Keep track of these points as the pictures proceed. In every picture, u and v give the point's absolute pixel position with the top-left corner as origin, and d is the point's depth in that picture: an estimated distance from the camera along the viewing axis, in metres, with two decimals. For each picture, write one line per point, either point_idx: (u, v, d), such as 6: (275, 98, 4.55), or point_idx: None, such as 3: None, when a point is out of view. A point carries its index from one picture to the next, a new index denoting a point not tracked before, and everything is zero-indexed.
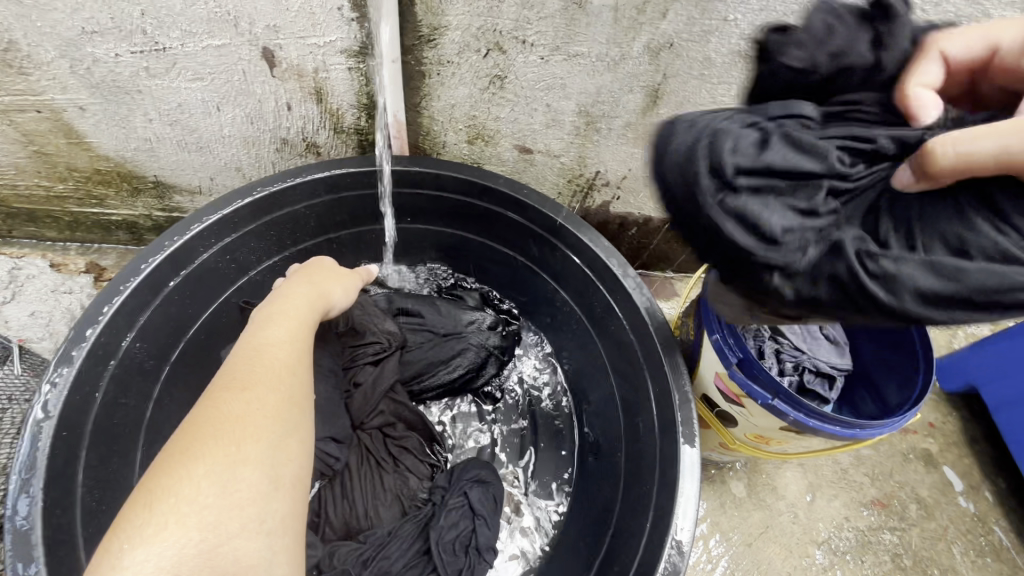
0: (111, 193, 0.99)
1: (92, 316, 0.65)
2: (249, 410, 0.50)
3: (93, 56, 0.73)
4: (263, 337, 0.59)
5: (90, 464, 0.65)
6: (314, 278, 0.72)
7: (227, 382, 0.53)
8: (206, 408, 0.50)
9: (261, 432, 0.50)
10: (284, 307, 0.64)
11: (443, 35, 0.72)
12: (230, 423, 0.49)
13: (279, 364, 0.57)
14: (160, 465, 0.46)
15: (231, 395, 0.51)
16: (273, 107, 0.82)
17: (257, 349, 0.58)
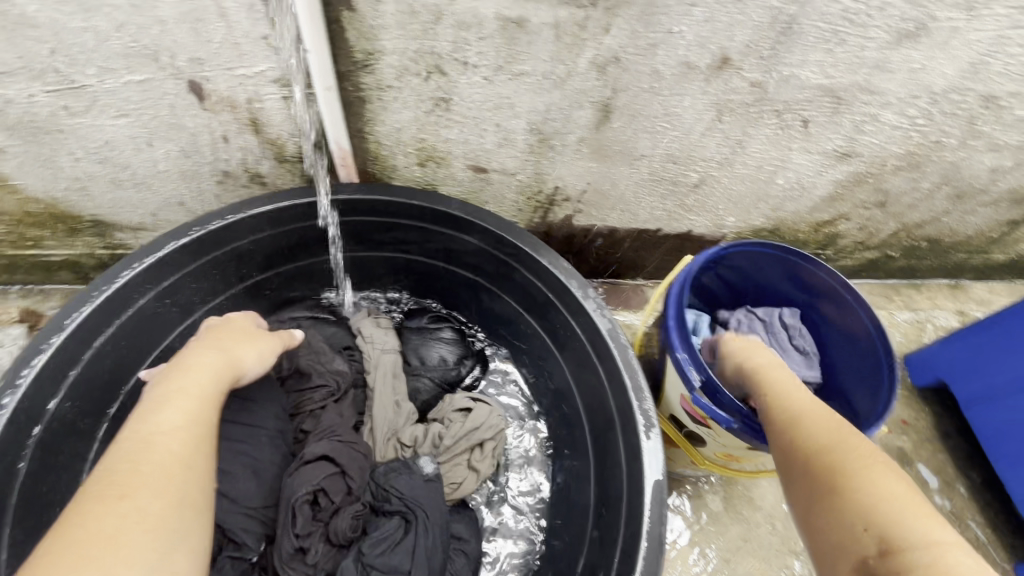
0: (46, 234, 0.94)
1: (10, 381, 0.60)
2: (125, 525, 0.42)
3: (5, 97, 0.68)
4: (152, 426, 0.51)
5: (18, 539, 0.61)
6: (228, 347, 0.65)
7: (101, 488, 0.44)
8: (72, 526, 0.41)
9: (143, 555, 0.41)
10: (181, 383, 0.57)
11: (379, 60, 0.69)
12: (98, 546, 0.40)
13: (171, 457, 0.48)
14: None
15: (104, 509, 0.42)
16: (209, 140, 0.78)
17: (143, 441, 0.49)
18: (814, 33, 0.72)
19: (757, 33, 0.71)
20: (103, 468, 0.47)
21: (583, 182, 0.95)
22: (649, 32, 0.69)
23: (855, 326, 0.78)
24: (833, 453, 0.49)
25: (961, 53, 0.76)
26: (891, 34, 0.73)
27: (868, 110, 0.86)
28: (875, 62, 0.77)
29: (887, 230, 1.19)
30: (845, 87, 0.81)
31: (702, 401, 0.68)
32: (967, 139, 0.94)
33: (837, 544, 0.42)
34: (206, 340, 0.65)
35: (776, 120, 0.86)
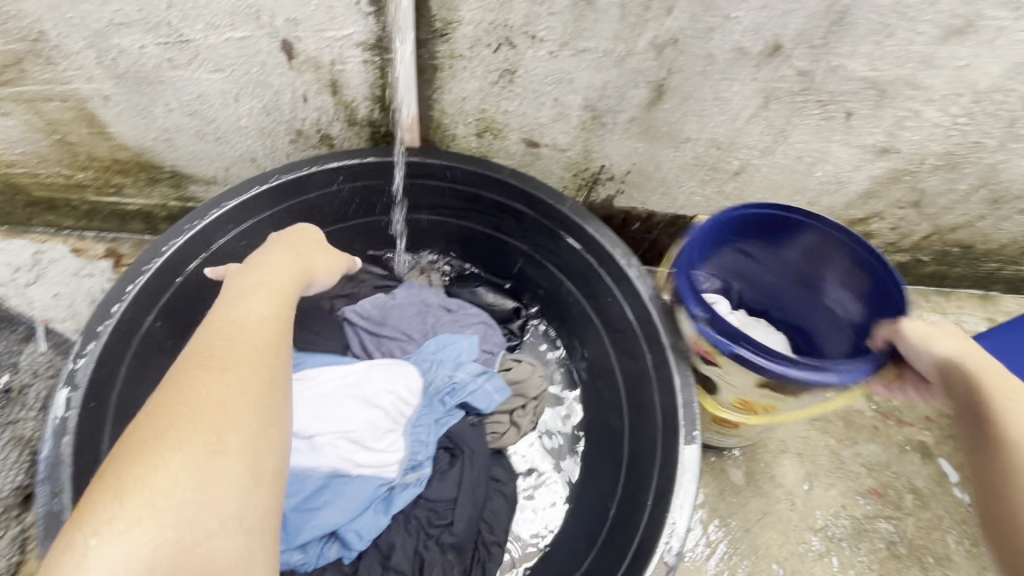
0: (128, 182, 1.02)
1: (117, 294, 0.68)
2: (228, 394, 0.50)
3: (119, 47, 0.76)
4: (242, 312, 0.58)
5: (115, 436, 0.68)
6: (297, 250, 0.71)
7: (203, 359, 0.52)
8: (182, 388, 0.49)
9: (247, 420, 0.49)
10: (265, 279, 0.63)
11: (455, 30, 0.75)
12: (208, 409, 0.48)
13: (263, 339, 0.56)
14: (127, 456, 0.44)
15: (211, 375, 0.50)
16: (290, 99, 0.85)
17: (235, 323, 0.56)
18: (865, 25, 0.76)
19: (810, 21, 0.75)
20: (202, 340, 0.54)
21: (629, 162, 1.00)
22: (708, 16, 0.74)
23: (862, 262, 0.80)
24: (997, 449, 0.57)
25: (1007, 52, 0.79)
26: (940, 30, 0.77)
27: (910, 106, 0.90)
28: (921, 56, 0.81)
29: (921, 231, 1.21)
30: (890, 80, 0.85)
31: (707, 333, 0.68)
32: (1006, 141, 0.96)
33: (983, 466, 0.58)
34: (277, 244, 0.71)
35: (820, 111, 0.90)
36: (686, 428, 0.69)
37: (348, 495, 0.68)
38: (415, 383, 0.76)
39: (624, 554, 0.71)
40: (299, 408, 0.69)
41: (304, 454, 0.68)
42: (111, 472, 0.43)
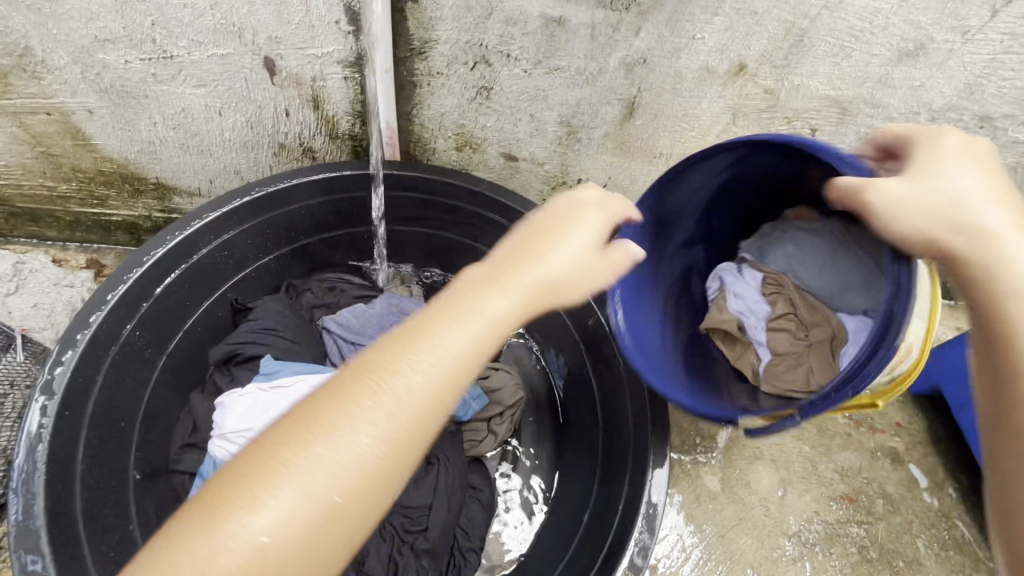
0: (112, 193, 1.03)
1: (96, 303, 0.69)
2: (385, 438, 0.41)
3: (104, 62, 0.78)
4: (468, 321, 0.45)
5: (91, 443, 0.68)
6: (562, 251, 0.52)
7: (378, 375, 0.42)
8: (339, 406, 0.41)
9: (360, 488, 0.40)
10: (515, 283, 0.48)
11: (433, 48, 0.78)
12: (355, 451, 0.40)
13: (431, 385, 0.43)
14: (262, 463, 0.39)
15: (376, 409, 0.41)
16: (272, 113, 0.87)
17: (430, 344, 0.44)
18: (823, 47, 0.80)
19: (771, 43, 0.79)
20: (395, 339, 0.45)
21: (605, 176, 1.03)
22: (674, 37, 0.78)
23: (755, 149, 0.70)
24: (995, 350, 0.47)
25: (958, 73, 0.84)
26: (893, 52, 0.81)
27: (871, 124, 0.94)
28: (878, 77, 0.85)
29: None
30: (850, 99, 0.89)
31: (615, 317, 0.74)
32: (964, 157, 1.01)
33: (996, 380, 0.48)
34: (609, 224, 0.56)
35: (787, 127, 0.94)
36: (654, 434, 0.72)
37: None
38: None
39: (595, 558, 0.73)
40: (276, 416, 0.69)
41: None
42: (228, 478, 0.39)
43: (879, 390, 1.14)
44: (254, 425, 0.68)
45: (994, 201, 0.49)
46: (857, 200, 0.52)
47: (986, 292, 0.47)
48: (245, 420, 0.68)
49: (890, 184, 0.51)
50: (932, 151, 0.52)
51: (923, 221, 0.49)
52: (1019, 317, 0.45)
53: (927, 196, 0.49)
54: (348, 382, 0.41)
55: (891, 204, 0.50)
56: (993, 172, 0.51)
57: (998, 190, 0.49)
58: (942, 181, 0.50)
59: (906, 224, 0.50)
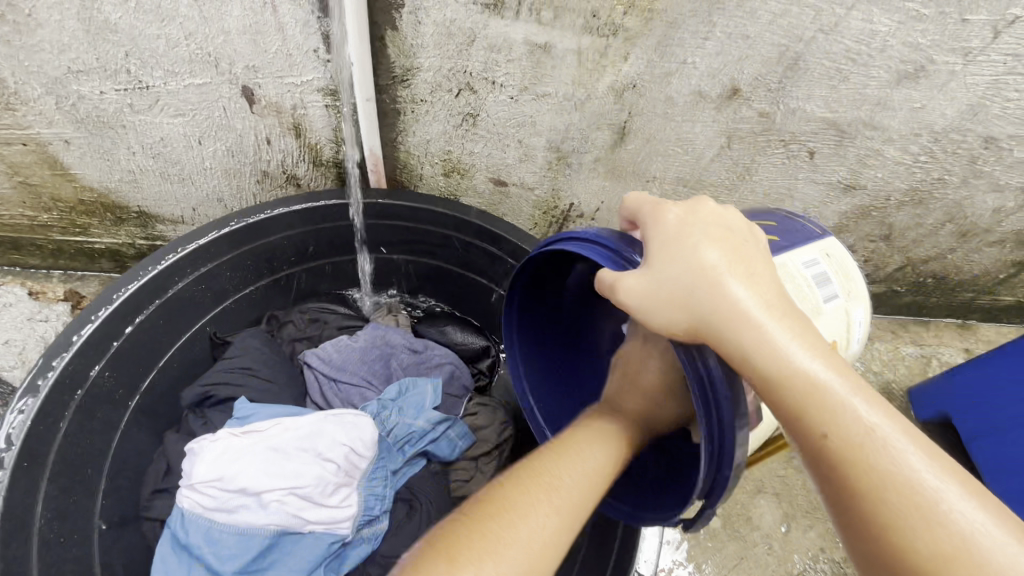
0: (94, 222, 1.01)
1: (62, 345, 0.66)
2: (558, 532, 0.48)
3: (78, 93, 0.76)
4: (597, 440, 0.57)
5: (52, 495, 0.65)
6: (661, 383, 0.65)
7: (540, 474, 0.52)
8: (526, 494, 0.50)
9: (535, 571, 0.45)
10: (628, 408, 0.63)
11: (415, 76, 0.75)
12: (537, 540, 0.47)
13: (589, 488, 0.53)
14: (475, 533, 0.46)
15: (549, 497, 0.50)
16: (253, 142, 0.85)
17: (577, 455, 0.55)
18: (819, 70, 0.77)
19: (765, 67, 0.76)
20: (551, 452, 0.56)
21: (597, 200, 1.00)
22: (664, 62, 0.75)
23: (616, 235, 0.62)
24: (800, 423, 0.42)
25: (960, 95, 0.81)
26: (892, 74, 0.78)
27: (871, 146, 0.91)
28: (877, 99, 0.82)
29: (894, 264, 1.22)
30: (849, 121, 0.86)
31: None
32: (969, 178, 0.97)
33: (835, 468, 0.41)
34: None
35: (783, 150, 0.91)
36: None
37: (297, 556, 0.66)
38: (369, 435, 0.73)
39: None
40: (246, 463, 0.67)
41: (251, 511, 0.65)
42: (456, 544, 0.45)
43: None
44: (226, 473, 0.66)
45: (744, 269, 0.47)
46: (612, 295, 0.49)
47: (766, 377, 0.43)
48: (217, 469, 0.66)
49: (632, 277, 0.48)
50: (656, 232, 0.50)
51: (675, 307, 0.46)
52: (821, 394, 0.41)
53: (664, 280, 0.47)
54: (528, 478, 0.51)
55: (640, 299, 0.47)
56: (726, 239, 0.49)
57: (730, 257, 0.47)
58: (688, 254, 0.47)
59: (662, 315, 0.47)
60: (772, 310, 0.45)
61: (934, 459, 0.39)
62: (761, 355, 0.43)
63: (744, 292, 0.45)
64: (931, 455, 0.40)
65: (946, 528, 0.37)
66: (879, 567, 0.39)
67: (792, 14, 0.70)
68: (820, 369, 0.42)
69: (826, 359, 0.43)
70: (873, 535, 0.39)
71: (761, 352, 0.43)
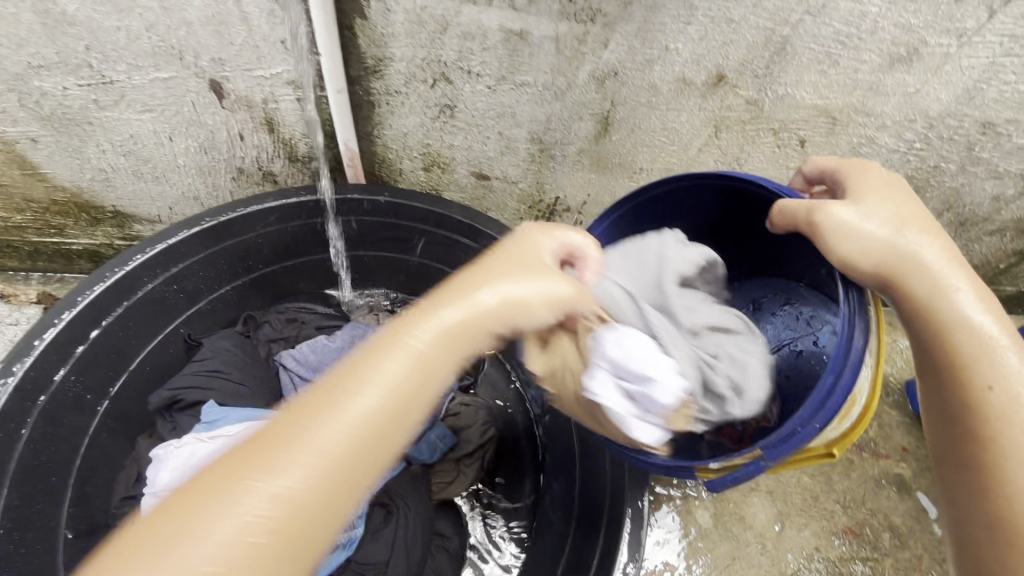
0: (70, 222, 0.99)
1: (23, 350, 0.64)
2: (301, 495, 0.37)
3: (41, 89, 0.74)
4: (383, 359, 0.42)
5: (13, 504, 0.63)
6: (512, 286, 0.49)
7: (294, 419, 0.40)
8: (280, 442, 0.38)
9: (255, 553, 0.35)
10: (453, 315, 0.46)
11: (388, 66, 0.73)
12: (255, 505, 0.36)
13: (389, 405, 0.41)
14: (187, 515, 0.36)
15: (287, 451, 0.38)
16: (225, 138, 0.82)
17: (347, 387, 0.41)
18: (807, 54, 0.74)
19: (750, 51, 0.74)
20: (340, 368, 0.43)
21: (584, 193, 0.97)
22: (646, 48, 0.72)
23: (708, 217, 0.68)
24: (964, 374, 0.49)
25: (955, 78, 0.78)
26: (883, 58, 0.75)
27: (864, 133, 0.88)
28: (869, 84, 0.79)
29: None
30: (840, 108, 0.83)
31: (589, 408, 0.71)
32: (966, 165, 0.94)
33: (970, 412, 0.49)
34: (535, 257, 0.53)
35: (773, 139, 0.88)
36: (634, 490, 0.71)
37: None
38: None
39: None
40: None
41: None
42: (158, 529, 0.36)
43: (884, 414, 1.07)
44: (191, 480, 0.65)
45: (932, 232, 0.52)
46: (813, 217, 0.53)
47: (934, 331, 0.51)
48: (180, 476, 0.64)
49: (837, 209, 0.52)
50: (863, 184, 0.56)
51: (873, 248, 0.51)
52: (966, 343, 0.49)
53: (873, 214, 0.52)
54: (277, 430, 0.39)
55: (845, 222, 0.52)
56: (912, 203, 0.55)
57: (926, 220, 0.53)
58: (892, 203, 0.53)
59: (861, 250, 0.52)
60: (954, 264, 0.52)
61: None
62: (950, 306, 0.50)
63: (928, 247, 0.51)
64: None
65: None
66: (994, 526, 0.48)
67: None
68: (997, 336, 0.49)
69: (1010, 334, 0.50)
70: (1002, 500, 0.47)
71: (952, 300, 0.50)
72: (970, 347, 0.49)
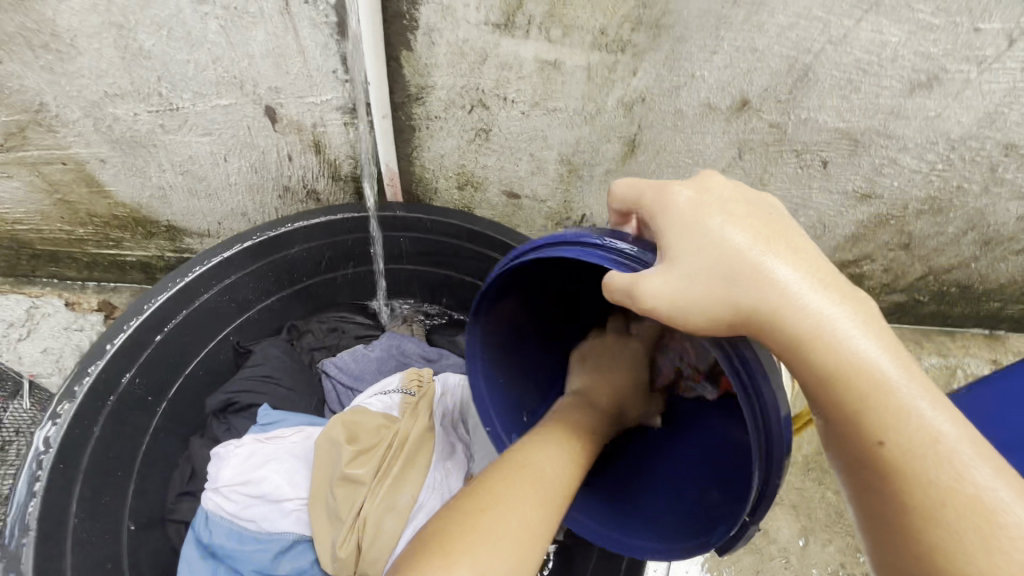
0: (126, 236, 1.06)
1: (97, 353, 0.70)
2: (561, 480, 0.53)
3: (114, 115, 0.81)
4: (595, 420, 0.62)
5: (84, 496, 0.68)
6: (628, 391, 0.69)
7: (553, 430, 0.58)
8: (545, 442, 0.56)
9: (544, 521, 0.49)
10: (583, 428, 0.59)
11: (430, 93, 0.78)
12: (531, 470, 0.52)
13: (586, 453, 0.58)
14: (509, 469, 0.52)
15: (547, 444, 0.56)
16: (276, 158, 0.88)
17: (573, 424, 0.60)
18: (830, 80, 0.78)
19: (774, 78, 0.77)
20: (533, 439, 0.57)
21: (610, 210, 1.01)
22: (673, 75, 0.77)
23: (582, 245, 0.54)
24: (864, 417, 0.40)
25: (976, 103, 0.80)
26: (903, 84, 0.78)
27: (886, 154, 0.90)
28: (889, 108, 0.82)
29: (914, 273, 1.19)
30: (862, 131, 0.86)
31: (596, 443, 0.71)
32: (990, 186, 0.95)
33: (891, 461, 0.40)
34: (557, 428, 0.58)
35: (796, 160, 0.91)
36: None
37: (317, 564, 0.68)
38: None
39: None
40: (272, 471, 0.70)
41: (274, 519, 0.68)
42: (497, 473, 0.52)
43: None
44: (252, 478, 0.70)
45: (773, 249, 0.43)
46: (631, 301, 0.44)
47: (821, 371, 0.41)
48: (243, 473, 0.70)
49: (654, 278, 0.43)
50: (664, 216, 0.46)
51: (711, 313, 0.43)
52: (861, 383, 0.40)
53: (691, 270, 0.43)
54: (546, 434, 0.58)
55: (665, 297, 0.43)
56: (754, 216, 0.46)
57: (765, 235, 0.44)
58: (713, 237, 0.43)
59: (695, 314, 0.43)
60: (825, 286, 0.43)
61: (999, 475, 0.39)
62: (823, 343, 0.41)
63: (785, 273, 0.42)
64: (981, 446, 0.40)
65: (1008, 553, 0.37)
66: None
67: (801, 26, 0.70)
68: (890, 369, 0.41)
69: (899, 359, 0.41)
70: (937, 565, 0.38)
71: (824, 336, 0.41)
72: (863, 383, 0.40)
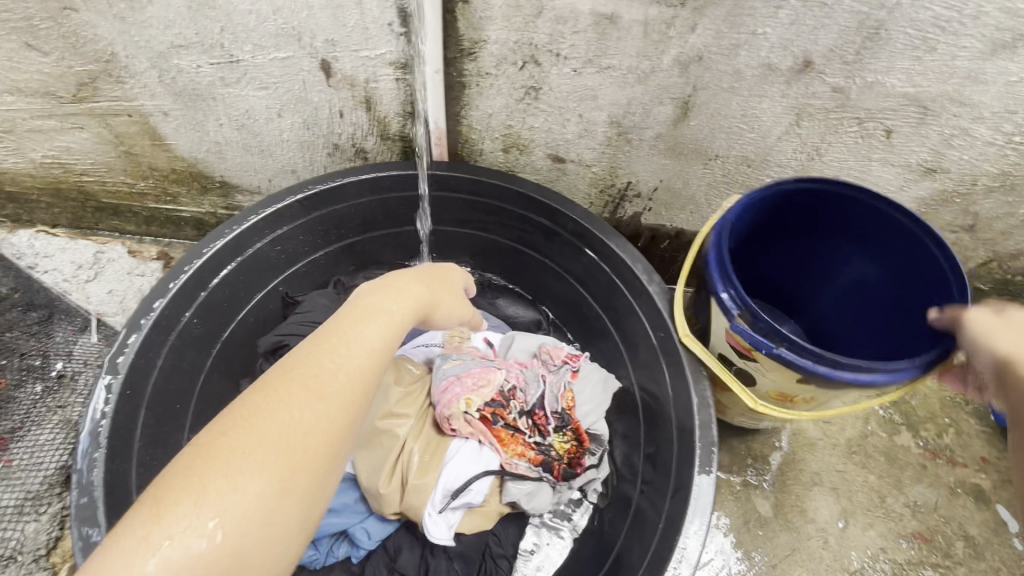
0: (183, 191, 1.10)
1: (161, 289, 0.74)
2: (329, 388, 0.54)
3: (178, 67, 0.83)
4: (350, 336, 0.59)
5: (148, 423, 0.73)
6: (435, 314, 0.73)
7: (327, 335, 0.59)
8: (316, 348, 0.57)
9: (316, 432, 0.52)
10: (384, 325, 0.62)
11: (482, 49, 0.78)
12: (301, 380, 0.54)
13: (375, 356, 0.59)
14: (282, 383, 0.54)
15: (327, 347, 0.57)
16: (327, 114, 0.90)
17: (339, 330, 0.59)
18: (903, 39, 0.73)
19: (842, 37, 0.73)
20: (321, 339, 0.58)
21: (656, 178, 0.99)
22: (733, 33, 0.74)
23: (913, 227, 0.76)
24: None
25: None
26: (985, 44, 0.72)
27: (958, 124, 0.84)
28: (966, 72, 0.76)
29: (978, 258, 1.13)
30: (933, 97, 0.81)
31: (741, 328, 0.67)
32: None
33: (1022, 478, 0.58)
34: (350, 325, 0.60)
35: (857, 128, 0.87)
36: (702, 471, 0.69)
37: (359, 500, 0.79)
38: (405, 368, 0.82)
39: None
40: None
41: None
42: (276, 383, 0.54)
43: (961, 421, 1.03)
44: None
45: None
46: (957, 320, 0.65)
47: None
48: None
49: (981, 317, 0.63)
50: None
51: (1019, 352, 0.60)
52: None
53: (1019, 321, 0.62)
54: (308, 345, 0.57)
55: (981, 325, 0.63)
56: None
57: None
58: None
59: (982, 345, 0.62)
60: None
61: None
62: None
63: None
64: None
65: None
66: None
67: None
68: None
69: None
70: None
71: None
72: None
